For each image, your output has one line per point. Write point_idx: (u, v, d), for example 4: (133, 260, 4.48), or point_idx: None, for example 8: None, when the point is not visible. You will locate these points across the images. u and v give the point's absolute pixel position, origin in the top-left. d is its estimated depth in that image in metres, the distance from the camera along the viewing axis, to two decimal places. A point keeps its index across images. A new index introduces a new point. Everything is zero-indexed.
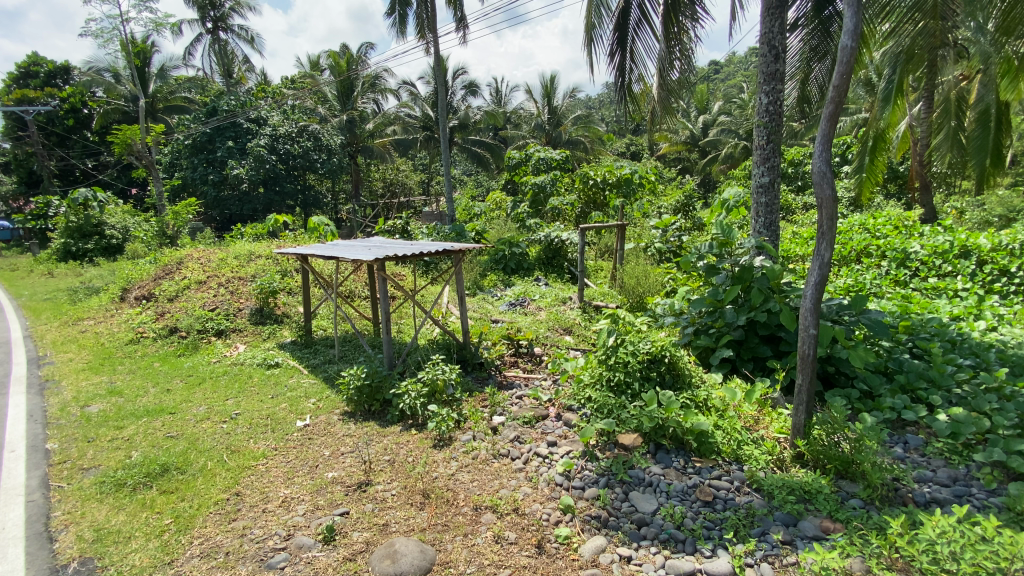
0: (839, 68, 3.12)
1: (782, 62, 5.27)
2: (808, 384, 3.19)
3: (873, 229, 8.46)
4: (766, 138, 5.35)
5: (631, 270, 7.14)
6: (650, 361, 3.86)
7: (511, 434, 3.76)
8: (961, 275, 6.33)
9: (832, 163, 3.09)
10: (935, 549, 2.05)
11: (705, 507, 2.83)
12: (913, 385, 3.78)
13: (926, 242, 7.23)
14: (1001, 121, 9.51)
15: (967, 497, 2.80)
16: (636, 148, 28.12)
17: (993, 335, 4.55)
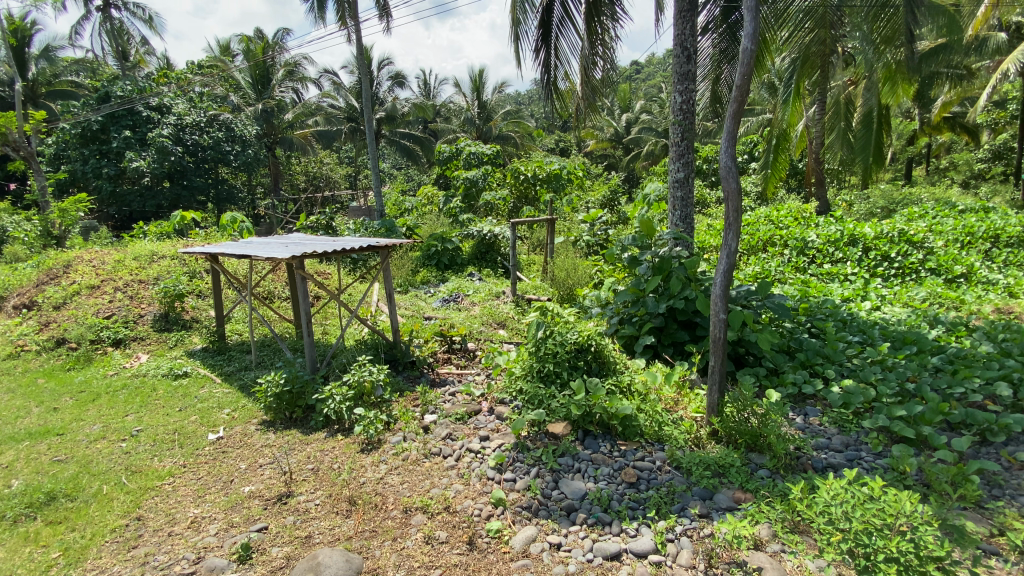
0: (741, 69, 3.32)
1: (693, 63, 5.56)
2: (719, 365, 3.38)
3: (776, 220, 9.18)
4: (681, 135, 5.65)
5: (561, 263, 7.27)
6: (577, 351, 3.94)
7: (443, 432, 3.70)
8: (851, 261, 7.06)
9: (737, 159, 3.31)
10: (830, 510, 2.23)
11: (630, 488, 2.94)
12: (811, 361, 4.16)
13: (821, 232, 7.95)
14: (881, 122, 10.68)
15: (857, 461, 3.11)
16: (564, 144, 28.79)
17: (877, 314, 5.11)
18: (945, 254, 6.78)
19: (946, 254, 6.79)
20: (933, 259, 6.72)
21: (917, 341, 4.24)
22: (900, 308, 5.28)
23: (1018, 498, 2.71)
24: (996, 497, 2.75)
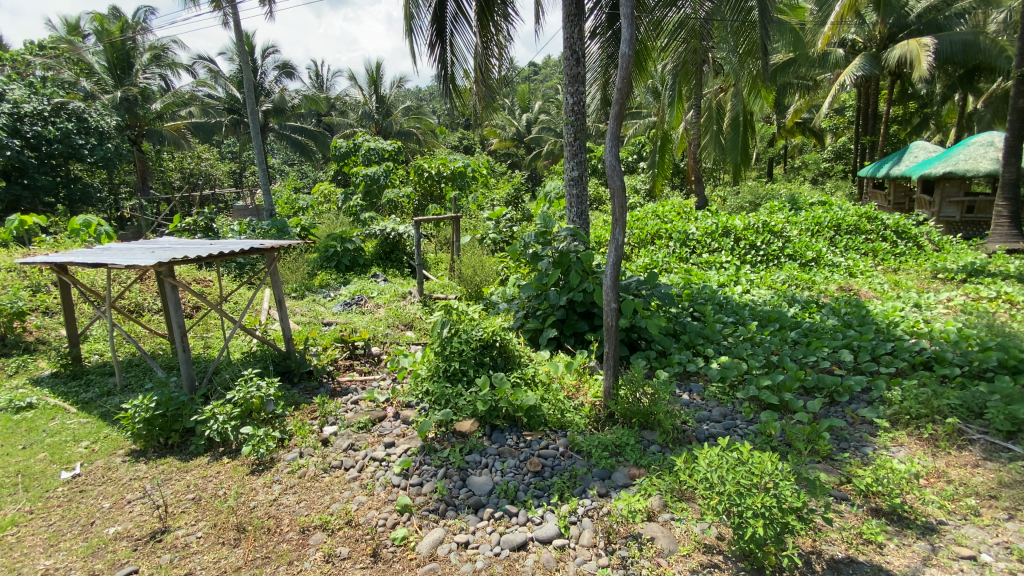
0: (621, 73, 3.55)
1: (582, 66, 5.82)
2: (613, 351, 3.58)
3: (663, 215, 9.92)
4: (573, 135, 5.90)
5: (467, 260, 7.25)
6: (482, 347, 3.96)
7: (344, 443, 3.53)
8: (725, 251, 7.87)
9: (620, 158, 3.54)
10: (708, 478, 2.45)
11: (535, 477, 3.02)
12: (693, 342, 4.57)
13: (700, 224, 8.72)
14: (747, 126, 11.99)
15: (733, 429, 3.46)
16: (468, 142, 28.86)
17: (747, 296, 5.75)
18: (798, 242, 7.83)
19: (799, 242, 7.85)
20: (789, 246, 7.74)
21: (779, 319, 4.84)
22: (766, 290, 5.99)
23: (859, 447, 3.18)
24: (843, 448, 3.18)
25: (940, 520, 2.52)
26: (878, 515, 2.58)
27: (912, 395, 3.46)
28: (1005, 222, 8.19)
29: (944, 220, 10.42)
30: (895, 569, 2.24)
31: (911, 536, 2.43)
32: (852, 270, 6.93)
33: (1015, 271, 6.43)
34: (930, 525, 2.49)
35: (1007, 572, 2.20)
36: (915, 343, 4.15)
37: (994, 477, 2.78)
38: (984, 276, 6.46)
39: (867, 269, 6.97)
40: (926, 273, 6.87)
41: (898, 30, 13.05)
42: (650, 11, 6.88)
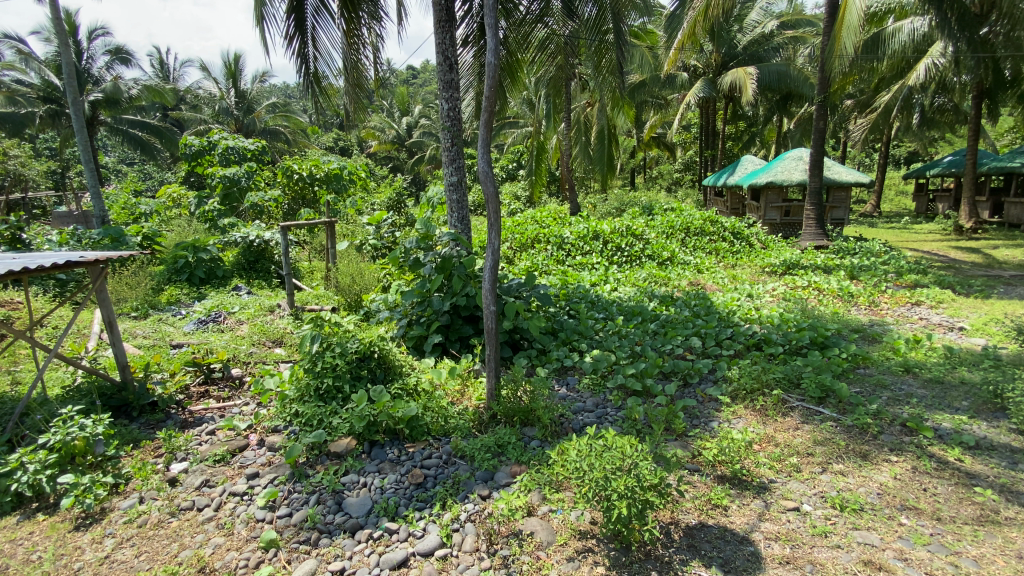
0: (489, 81, 3.65)
1: (455, 72, 5.86)
2: (494, 353, 3.64)
3: (540, 220, 10.38)
4: (450, 140, 5.90)
5: (344, 269, 6.88)
6: (359, 359, 3.77)
7: (197, 481, 3.13)
8: (597, 253, 8.48)
9: (492, 164, 3.63)
10: (579, 466, 2.59)
11: (417, 489, 2.95)
12: (570, 338, 4.83)
13: (574, 228, 9.27)
14: (612, 138, 13.04)
15: (605, 416, 3.70)
16: (343, 144, 27.53)
17: (616, 293, 6.25)
18: (656, 244, 8.73)
19: (657, 243, 8.75)
20: (648, 247, 8.60)
21: (641, 313, 5.35)
22: (630, 287, 6.57)
23: (707, 422, 3.60)
24: (695, 424, 3.59)
25: (771, 479, 2.94)
26: (723, 481, 2.93)
27: (747, 373, 4.02)
28: (812, 223, 9.81)
29: (769, 223, 12.26)
30: (737, 528, 2.55)
31: (749, 496, 2.80)
32: (699, 267, 7.92)
33: (819, 263, 7.82)
34: (764, 484, 2.89)
35: (821, 516, 2.61)
36: (748, 328, 4.84)
37: (810, 437, 3.31)
38: (797, 268, 7.77)
39: (711, 266, 8.01)
40: (756, 267, 8.08)
41: (729, 58, 15.14)
42: (518, 25, 7.19)
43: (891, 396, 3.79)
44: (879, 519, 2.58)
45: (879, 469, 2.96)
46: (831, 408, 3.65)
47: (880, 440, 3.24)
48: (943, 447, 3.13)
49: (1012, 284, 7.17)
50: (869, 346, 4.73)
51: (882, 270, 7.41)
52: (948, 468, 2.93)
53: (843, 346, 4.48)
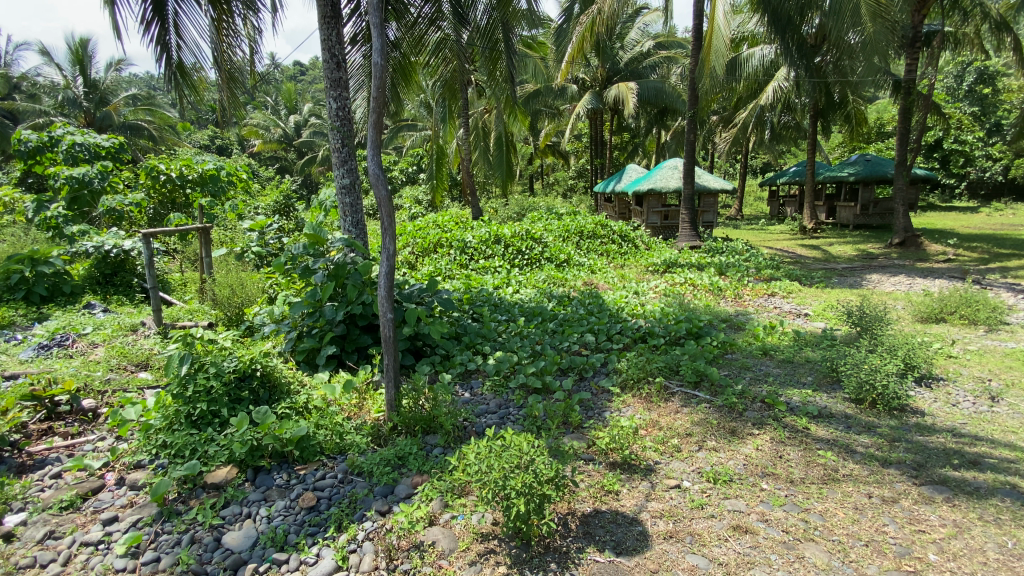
0: (376, 82, 3.55)
1: (344, 71, 5.63)
2: (392, 362, 3.54)
3: (442, 224, 10.27)
4: (340, 141, 5.63)
5: (222, 279, 6.27)
6: (239, 379, 3.46)
7: (36, 534, 2.67)
8: (499, 257, 8.61)
9: (383, 166, 3.54)
10: (477, 469, 2.60)
11: (309, 513, 2.79)
12: (473, 342, 4.84)
13: (475, 233, 9.28)
14: (509, 144, 13.36)
15: (507, 416, 3.75)
16: (222, 142, 25.21)
17: (518, 296, 6.38)
18: (553, 247, 9.08)
19: (554, 247, 9.11)
20: (547, 250, 8.94)
21: (541, 313, 5.53)
22: (531, 289, 6.76)
23: (601, 412, 3.81)
24: (590, 416, 3.78)
25: (656, 461, 3.19)
26: (615, 467, 3.12)
27: (634, 365, 4.33)
28: (687, 226, 10.85)
29: (652, 226, 13.32)
30: (627, 510, 2.73)
31: (638, 479, 3.01)
32: (593, 268, 8.39)
33: (694, 261, 8.67)
34: (650, 466, 3.13)
35: (698, 490, 2.88)
36: (636, 323, 5.23)
37: (688, 419, 3.65)
38: (676, 267, 8.55)
39: (602, 266, 8.53)
40: (641, 267, 8.75)
41: (614, 73, 16.28)
42: (410, 28, 7.10)
43: (753, 376, 4.31)
44: (745, 487, 2.89)
45: (744, 442, 3.35)
46: (706, 391, 4.07)
47: (745, 416, 3.66)
48: (794, 418, 3.61)
49: (843, 275, 8.50)
50: (735, 334, 5.34)
51: (745, 267, 8.39)
52: (797, 436, 3.38)
53: (714, 335, 5.01)
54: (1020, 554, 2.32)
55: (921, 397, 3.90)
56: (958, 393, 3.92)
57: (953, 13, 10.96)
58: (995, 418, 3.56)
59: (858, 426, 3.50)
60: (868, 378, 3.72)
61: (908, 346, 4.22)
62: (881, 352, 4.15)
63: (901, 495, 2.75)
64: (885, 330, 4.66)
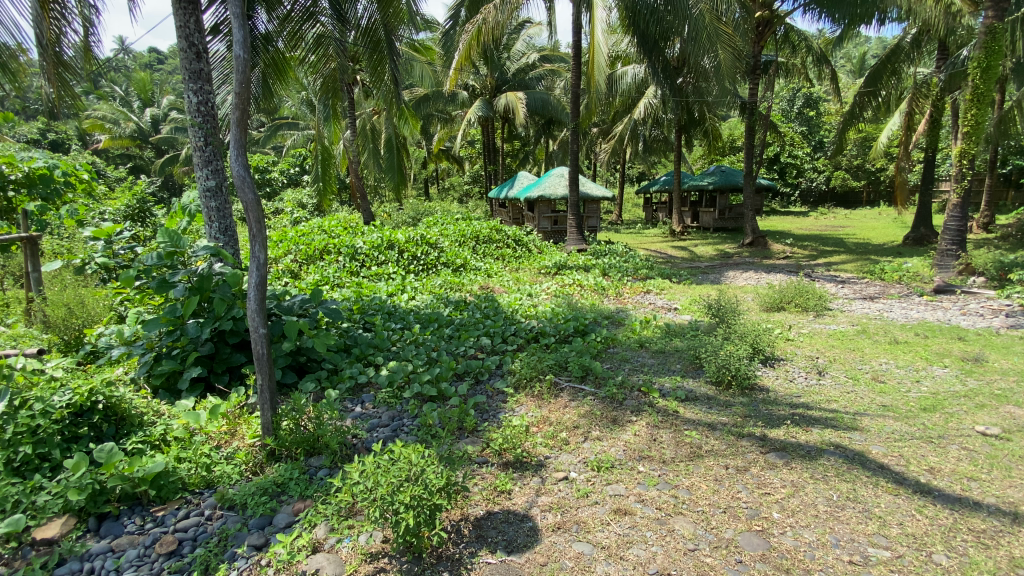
0: (237, 76, 3.23)
1: (206, 63, 5.09)
2: (267, 381, 3.26)
3: (329, 229, 9.66)
4: (203, 139, 5.08)
5: (54, 296, 5.32)
6: (76, 415, 2.97)
7: None
8: (392, 263, 8.37)
9: (249, 168, 3.26)
10: (360, 486, 2.47)
11: (169, 559, 2.48)
12: (364, 354, 4.63)
13: (365, 239, 8.86)
14: (400, 147, 13.07)
15: (400, 428, 3.60)
16: (55, 136, 21.57)
17: (413, 303, 6.25)
18: (449, 252, 9.06)
19: (450, 252, 9.10)
20: (443, 255, 8.90)
21: (437, 319, 5.48)
22: (426, 295, 6.67)
23: (495, 414, 3.86)
24: (485, 418, 3.81)
25: (546, 455, 3.31)
26: (508, 467, 3.17)
27: (527, 365, 4.46)
28: (574, 230, 11.45)
29: (543, 231, 13.86)
30: (518, 508, 2.78)
31: (529, 475, 3.09)
32: (488, 272, 8.51)
33: (581, 264, 9.19)
34: (540, 462, 3.23)
35: (584, 480, 3.03)
36: (529, 325, 5.41)
37: (575, 412, 3.84)
38: (566, 269, 9.01)
39: (498, 270, 8.70)
40: (534, 269, 9.08)
41: (502, 83, 16.72)
42: (283, 22, 6.44)
43: (631, 367, 4.67)
44: (625, 472, 3.11)
45: (624, 430, 3.60)
46: (591, 383, 4.32)
47: (625, 405, 3.94)
48: (666, 402, 3.97)
49: (707, 272, 9.55)
50: (617, 329, 5.76)
51: (625, 268, 9.07)
52: (669, 419, 3.72)
53: (598, 332, 5.37)
54: (842, 503, 2.74)
55: (767, 375, 4.51)
56: (794, 370, 4.60)
57: (784, 45, 12.92)
58: (821, 389, 4.22)
59: (719, 406, 3.94)
60: (725, 362, 4.22)
61: (757, 334, 4.86)
62: (734, 338, 4.74)
63: (751, 463, 3.14)
64: (737, 320, 5.34)
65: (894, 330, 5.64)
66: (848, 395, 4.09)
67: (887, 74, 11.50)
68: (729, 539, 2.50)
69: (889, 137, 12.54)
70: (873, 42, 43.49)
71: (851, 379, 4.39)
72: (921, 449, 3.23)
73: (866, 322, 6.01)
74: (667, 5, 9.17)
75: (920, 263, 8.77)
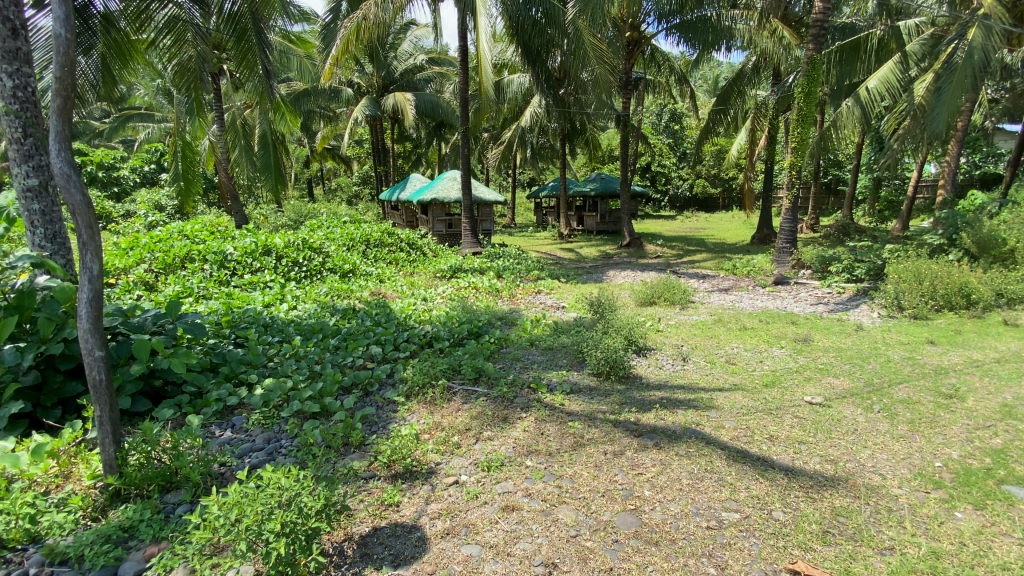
0: (58, 59, 2.72)
1: (23, 41, 4.28)
2: (108, 412, 2.83)
3: (191, 235, 8.62)
4: (21, 130, 4.25)
5: None
6: None
7: None
8: (268, 270, 7.75)
9: (77, 165, 2.79)
10: (219, 521, 2.22)
11: None
12: (234, 372, 4.22)
13: (237, 244, 8.05)
14: (276, 145, 12.16)
15: (277, 450, 3.33)
16: None
17: (294, 313, 5.83)
18: (336, 256, 8.63)
19: (337, 256, 8.67)
20: (328, 260, 8.45)
21: (321, 329, 5.19)
22: (310, 303, 6.27)
23: (385, 425, 3.73)
24: (374, 430, 3.67)
25: (437, 461, 3.28)
26: (396, 478, 3.09)
27: (418, 372, 4.39)
28: (468, 234, 11.49)
29: (437, 234, 13.76)
30: (407, 520, 2.72)
31: (419, 484, 3.04)
32: (380, 277, 8.25)
33: (476, 266, 9.27)
34: (431, 469, 3.19)
35: (474, 482, 3.05)
36: (421, 330, 5.34)
37: (467, 415, 3.85)
38: (461, 272, 9.01)
39: (390, 275, 8.45)
40: (429, 273, 8.97)
41: (389, 82, 16.31)
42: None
43: (522, 366, 4.82)
44: (514, 468, 3.19)
45: (514, 427, 3.70)
46: (484, 384, 4.37)
47: (515, 403, 4.05)
48: (553, 397, 4.15)
49: (591, 272, 10.19)
50: (510, 329, 5.91)
51: (518, 269, 9.35)
52: (555, 412, 3.90)
53: (491, 333, 5.48)
54: (701, 475, 3.08)
55: (640, 365, 4.92)
56: (663, 358, 5.07)
57: (651, 63, 14.19)
58: (685, 373, 4.72)
59: (601, 396, 4.21)
60: (604, 355, 4.53)
61: (632, 328, 5.29)
62: (612, 332, 5.11)
63: (626, 447, 3.41)
64: (615, 315, 5.76)
65: (743, 318, 6.49)
66: (708, 376, 4.62)
67: (735, 95, 13.16)
68: (606, 521, 2.68)
69: (738, 150, 14.33)
70: (725, 66, 49.42)
71: (710, 362, 4.96)
72: (763, 420, 3.75)
73: (721, 312, 6.84)
74: (548, 19, 9.79)
75: (763, 259, 10.18)
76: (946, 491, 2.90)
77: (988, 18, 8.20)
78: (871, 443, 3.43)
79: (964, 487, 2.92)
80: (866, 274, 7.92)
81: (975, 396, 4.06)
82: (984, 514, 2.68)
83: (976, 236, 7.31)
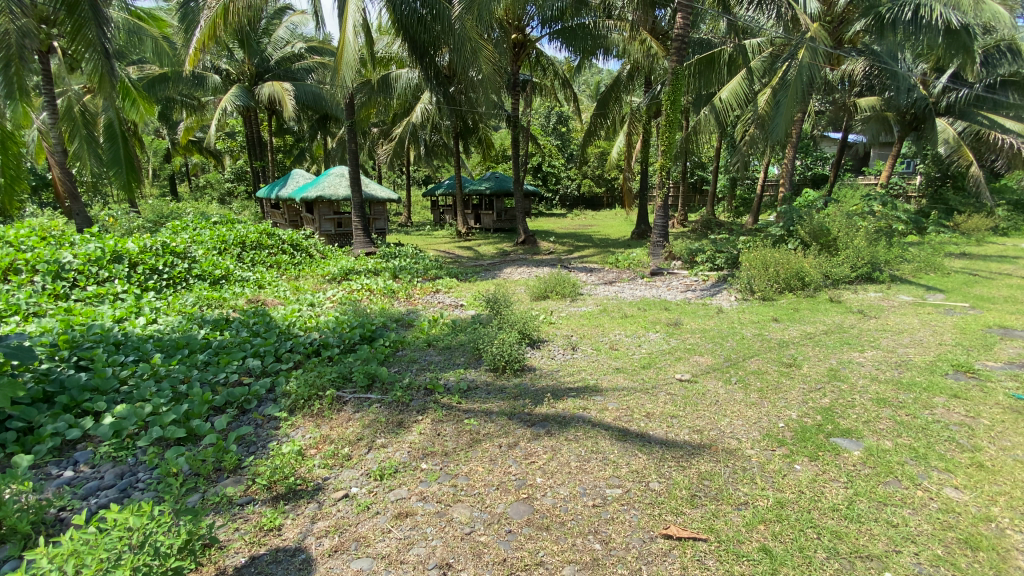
0: None
1: None
2: None
3: (14, 242, 7.23)
4: None
5: None
6: None
7: None
8: (119, 279, 6.76)
9: None
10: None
11: None
12: (76, 401, 3.62)
13: (77, 251, 6.86)
14: (126, 136, 10.64)
15: (131, 487, 2.93)
16: None
17: (152, 327, 5.15)
18: (205, 261, 7.85)
19: (205, 261, 7.88)
20: (196, 266, 7.66)
21: (187, 343, 4.67)
22: (173, 316, 5.60)
23: (265, 444, 3.47)
24: (251, 451, 3.39)
25: (324, 477, 3.11)
26: (279, 499, 2.88)
27: (303, 383, 4.12)
28: (361, 233, 11.02)
29: (325, 234, 13.05)
30: (290, 542, 2.56)
31: (304, 503, 2.86)
32: (259, 283, 7.66)
33: (369, 267, 8.94)
34: (318, 485, 3.03)
35: (365, 493, 2.95)
36: (307, 337, 5.03)
37: (359, 424, 3.71)
38: (353, 274, 8.62)
39: (271, 280, 7.85)
40: (317, 277, 8.47)
41: (263, 71, 15.06)
42: None
43: (419, 367, 4.75)
44: (408, 473, 3.14)
45: (409, 431, 3.63)
46: (377, 390, 4.23)
47: (411, 406, 3.99)
48: (450, 397, 4.14)
49: (487, 269, 10.35)
50: (406, 331, 5.79)
51: (415, 269, 9.18)
52: (452, 411, 3.91)
53: (385, 336, 5.33)
54: (586, 457, 3.28)
55: (533, 356, 5.10)
56: (555, 349, 5.31)
57: (537, 66, 14.67)
58: (574, 361, 5.00)
59: (496, 390, 4.30)
60: (499, 350, 4.65)
61: (526, 321, 5.49)
62: (505, 327, 5.25)
63: (520, 438, 3.53)
64: (509, 310, 5.93)
65: (625, 306, 7.03)
66: (594, 363, 4.93)
67: (613, 100, 14.10)
68: (500, 513, 2.75)
69: (618, 151, 15.41)
70: (606, 74, 52.95)
71: (596, 349, 5.31)
72: (641, 399, 4.10)
73: (606, 302, 7.35)
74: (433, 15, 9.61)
75: (642, 252, 11.07)
76: (788, 447, 3.39)
77: (813, 42, 9.60)
78: (729, 411, 3.91)
79: (801, 442, 3.44)
80: (725, 263, 8.98)
81: (808, 363, 4.81)
82: (816, 464, 3.19)
83: (809, 227, 8.61)
